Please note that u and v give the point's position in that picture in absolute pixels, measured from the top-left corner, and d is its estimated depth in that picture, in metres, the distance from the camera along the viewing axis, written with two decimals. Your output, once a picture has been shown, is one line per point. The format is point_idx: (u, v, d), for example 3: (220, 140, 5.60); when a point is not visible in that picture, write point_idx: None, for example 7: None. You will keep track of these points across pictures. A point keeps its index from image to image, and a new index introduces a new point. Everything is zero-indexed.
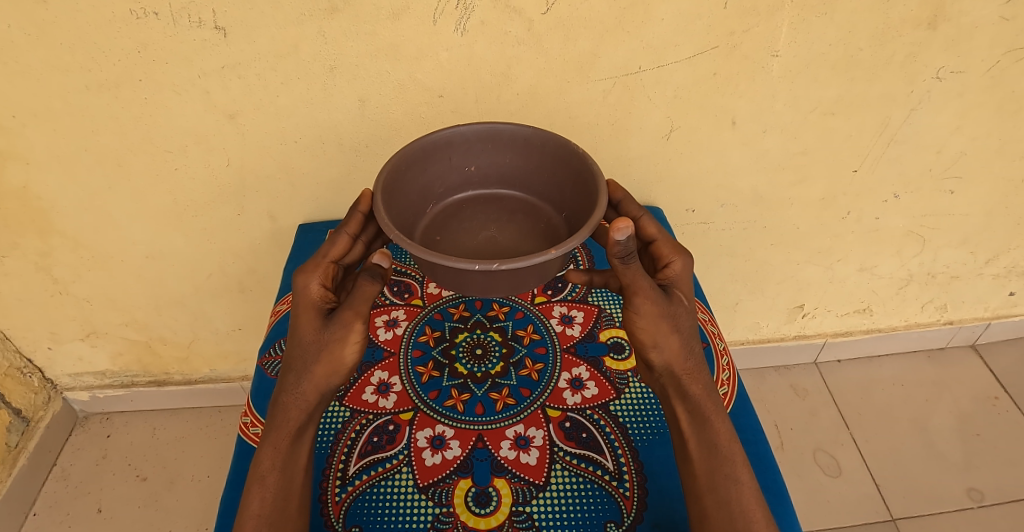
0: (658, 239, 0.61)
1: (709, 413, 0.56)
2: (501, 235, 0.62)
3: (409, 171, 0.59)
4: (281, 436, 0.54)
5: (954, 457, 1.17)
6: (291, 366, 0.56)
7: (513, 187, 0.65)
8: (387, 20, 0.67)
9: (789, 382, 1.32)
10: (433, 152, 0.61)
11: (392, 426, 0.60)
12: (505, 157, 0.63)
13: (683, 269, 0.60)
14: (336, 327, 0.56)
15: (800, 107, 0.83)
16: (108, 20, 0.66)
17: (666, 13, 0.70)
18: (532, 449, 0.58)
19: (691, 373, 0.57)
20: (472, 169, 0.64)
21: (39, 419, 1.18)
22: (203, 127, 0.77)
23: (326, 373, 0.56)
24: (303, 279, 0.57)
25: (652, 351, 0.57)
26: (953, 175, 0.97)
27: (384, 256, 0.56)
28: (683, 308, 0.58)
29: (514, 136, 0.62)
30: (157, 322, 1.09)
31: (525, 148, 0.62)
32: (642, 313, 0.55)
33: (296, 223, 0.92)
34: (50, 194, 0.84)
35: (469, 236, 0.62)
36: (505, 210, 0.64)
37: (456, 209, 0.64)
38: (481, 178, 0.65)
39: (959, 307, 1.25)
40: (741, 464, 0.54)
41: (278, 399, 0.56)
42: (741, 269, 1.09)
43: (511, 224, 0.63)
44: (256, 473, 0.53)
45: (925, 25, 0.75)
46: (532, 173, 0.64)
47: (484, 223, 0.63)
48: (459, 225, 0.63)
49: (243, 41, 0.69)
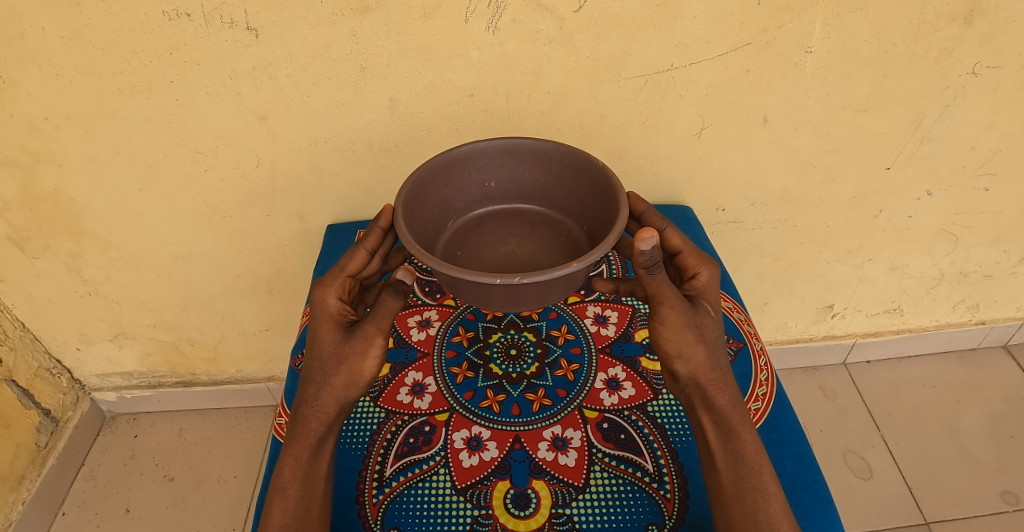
0: (684, 250, 0.59)
1: (736, 424, 0.55)
2: (522, 249, 0.61)
3: (429, 187, 0.59)
4: (302, 447, 0.54)
5: (986, 460, 1.14)
6: (310, 378, 0.56)
7: (534, 200, 0.65)
8: (418, 20, 0.67)
9: (817, 383, 1.30)
10: (453, 167, 0.60)
11: (428, 427, 0.60)
12: (525, 172, 0.63)
13: (710, 280, 0.59)
14: (358, 341, 0.55)
15: (833, 103, 0.82)
16: (141, 22, 0.66)
17: (698, 10, 0.69)
18: (570, 450, 0.57)
19: (717, 384, 0.56)
20: (493, 183, 0.63)
21: (68, 419, 1.19)
22: (234, 129, 0.78)
23: (345, 384, 0.55)
24: (320, 293, 0.57)
25: (677, 362, 0.56)
26: (988, 173, 0.95)
27: (410, 273, 0.58)
28: (709, 318, 0.57)
29: (534, 150, 0.61)
30: (184, 323, 1.10)
31: (546, 162, 0.62)
32: (668, 323, 0.55)
33: (325, 224, 0.92)
34: (82, 196, 0.85)
35: (490, 250, 0.61)
36: (526, 224, 0.63)
37: (476, 223, 0.64)
38: (502, 193, 0.64)
39: (991, 307, 1.23)
40: (768, 475, 0.53)
41: (298, 410, 0.56)
42: (769, 269, 1.08)
43: (533, 237, 0.62)
44: (278, 483, 0.54)
45: (960, 20, 0.74)
46: (552, 186, 0.63)
47: (504, 237, 0.62)
48: (481, 239, 0.62)
49: (275, 42, 0.69)
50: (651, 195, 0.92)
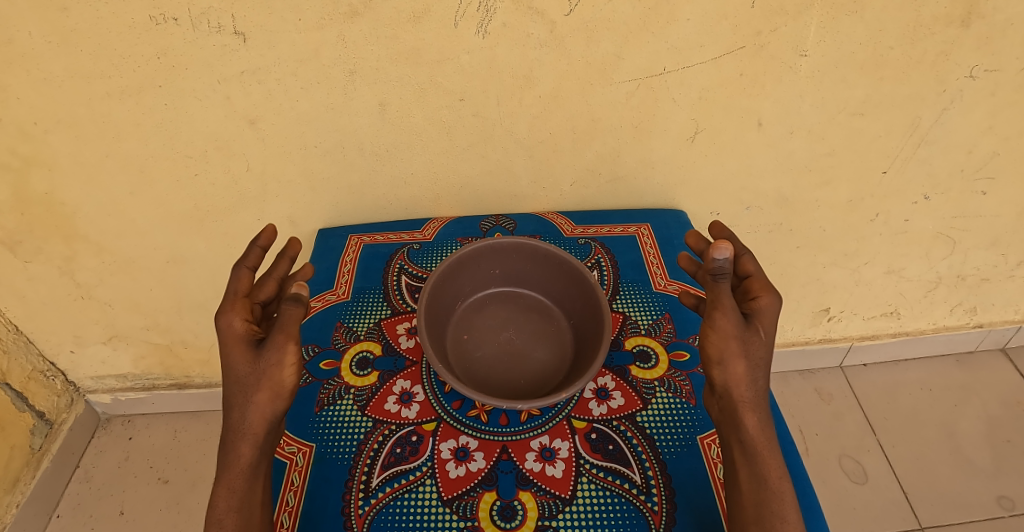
0: (756, 274, 0.54)
1: (763, 449, 0.51)
2: (518, 336, 0.64)
3: (444, 281, 0.62)
4: (235, 474, 0.49)
5: (982, 464, 1.14)
6: (230, 403, 0.50)
7: (531, 288, 0.67)
8: (408, 23, 0.67)
9: (814, 386, 1.29)
10: (464, 263, 0.63)
11: (415, 437, 0.59)
12: (526, 267, 0.66)
13: (772, 306, 0.52)
14: (271, 352, 0.49)
15: (829, 107, 0.81)
16: (128, 26, 0.66)
17: (692, 13, 0.68)
18: (558, 461, 0.56)
19: (752, 405, 0.52)
20: (497, 272, 0.66)
21: (63, 421, 1.19)
22: (224, 133, 0.77)
23: (269, 399, 0.50)
24: (220, 318, 0.50)
25: (716, 369, 0.52)
26: (985, 176, 0.94)
27: (305, 286, 0.54)
28: (762, 338, 0.52)
29: (535, 251, 0.65)
30: (178, 326, 1.09)
31: (545, 261, 0.65)
32: (716, 332, 0.51)
33: (316, 228, 0.91)
34: (73, 200, 0.85)
35: (490, 335, 0.64)
36: (522, 309, 0.66)
37: (479, 305, 0.66)
38: (504, 280, 0.67)
39: (988, 310, 1.22)
40: (791, 505, 0.49)
41: (224, 439, 0.50)
42: (765, 273, 1.07)
43: (527, 324, 0.65)
44: (211, 516, 0.49)
45: (957, 22, 0.73)
46: (548, 280, 0.66)
47: (503, 321, 0.65)
48: (482, 323, 0.65)
49: (263, 46, 0.68)
50: (644, 200, 0.91)
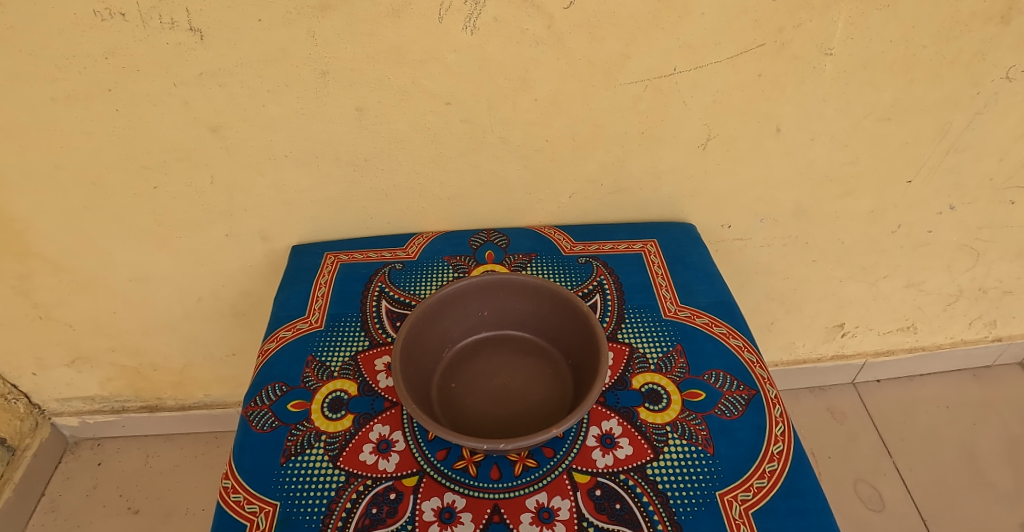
0: None
1: None
2: (513, 381, 0.57)
3: (425, 324, 0.55)
4: None
5: (1005, 488, 1.07)
6: None
7: (524, 327, 0.60)
8: (387, 18, 0.59)
9: (825, 405, 1.23)
10: (449, 303, 0.57)
11: (393, 494, 0.51)
12: (517, 303, 0.59)
13: None
14: None
15: (854, 112, 0.74)
16: (69, 23, 0.58)
17: (707, 7, 0.61)
18: (557, 524, 0.49)
19: None
20: (487, 313, 0.59)
21: (27, 447, 1.12)
22: (186, 142, 0.70)
23: None
24: None
25: None
26: (1015, 186, 0.87)
27: None
28: None
29: (525, 285, 0.58)
30: (148, 347, 1.02)
31: (536, 296, 0.58)
32: None
33: (292, 244, 0.84)
34: (23, 215, 0.77)
35: (481, 381, 0.57)
36: (517, 352, 0.59)
37: (470, 350, 0.59)
38: (496, 320, 0.60)
39: (1009, 324, 1.16)
40: None
41: None
42: (778, 288, 1.00)
43: (522, 368, 0.58)
44: None
45: (998, 19, 0.65)
46: (540, 316, 0.59)
47: (497, 366, 0.58)
48: (474, 369, 0.58)
49: (224, 45, 0.60)
50: (648, 212, 0.83)
